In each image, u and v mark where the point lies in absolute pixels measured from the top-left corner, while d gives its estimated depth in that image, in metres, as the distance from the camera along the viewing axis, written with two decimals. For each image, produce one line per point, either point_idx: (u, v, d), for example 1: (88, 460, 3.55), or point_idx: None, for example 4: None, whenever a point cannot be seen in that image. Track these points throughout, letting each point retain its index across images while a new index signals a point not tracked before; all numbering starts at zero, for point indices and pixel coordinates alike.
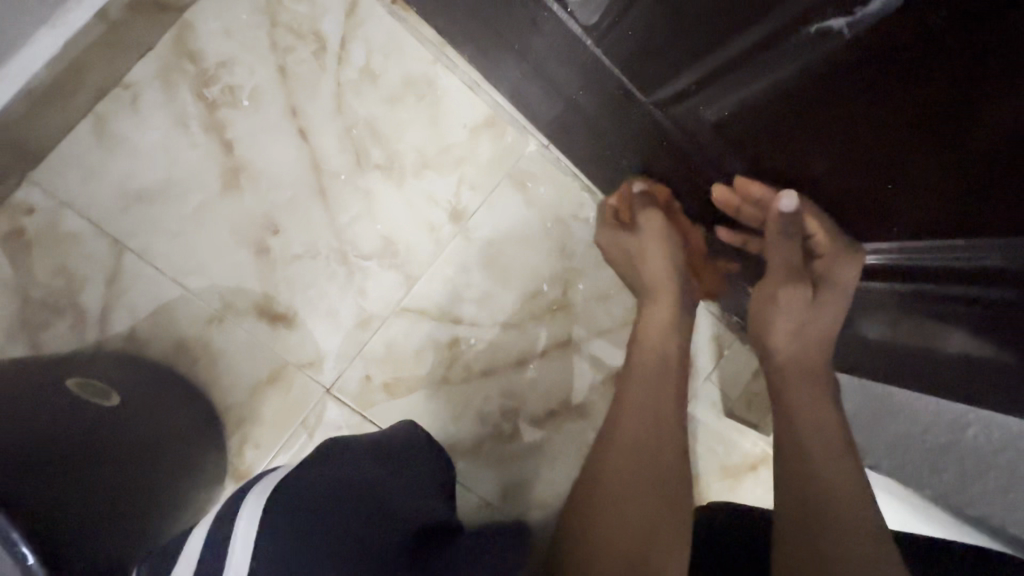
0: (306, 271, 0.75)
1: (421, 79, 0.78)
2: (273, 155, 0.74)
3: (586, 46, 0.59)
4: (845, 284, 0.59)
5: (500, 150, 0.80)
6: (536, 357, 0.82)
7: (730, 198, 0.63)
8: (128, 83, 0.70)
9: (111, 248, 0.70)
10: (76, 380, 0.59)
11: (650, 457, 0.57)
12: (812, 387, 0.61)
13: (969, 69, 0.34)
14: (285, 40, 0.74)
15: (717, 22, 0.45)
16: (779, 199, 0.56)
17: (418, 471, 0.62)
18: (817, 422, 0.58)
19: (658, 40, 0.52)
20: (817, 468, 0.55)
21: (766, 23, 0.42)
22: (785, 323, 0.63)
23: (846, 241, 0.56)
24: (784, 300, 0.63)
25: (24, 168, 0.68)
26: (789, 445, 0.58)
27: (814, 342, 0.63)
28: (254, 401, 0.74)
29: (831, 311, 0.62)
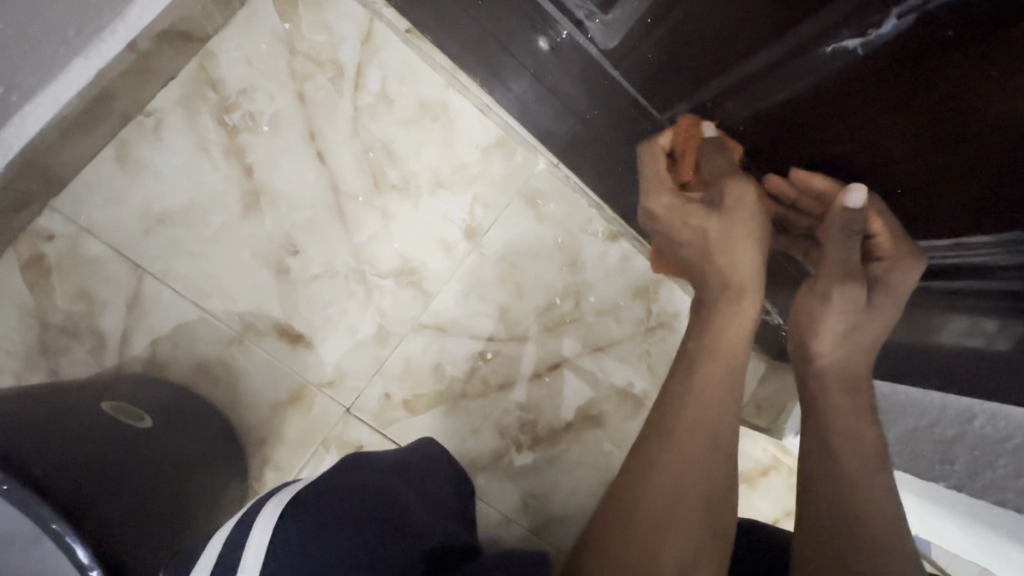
0: (325, 291, 0.76)
1: (435, 103, 0.79)
2: (292, 178, 0.76)
3: (604, 69, 0.63)
4: (901, 290, 0.55)
5: (511, 170, 0.81)
6: (552, 370, 0.83)
7: (785, 189, 0.58)
8: (151, 110, 0.72)
9: (132, 273, 0.72)
10: (111, 403, 0.61)
11: (704, 474, 0.50)
12: (852, 401, 0.57)
13: (969, 85, 0.38)
14: (304, 67, 0.76)
15: (735, 47, 0.49)
16: (847, 192, 0.51)
17: (436, 486, 0.62)
18: (857, 440, 0.55)
19: (677, 66, 0.56)
20: (853, 485, 0.53)
21: (781, 45, 0.46)
22: (835, 327, 0.57)
23: (909, 246, 0.54)
24: (838, 302, 0.56)
25: (47, 196, 0.69)
26: (823, 460, 0.55)
27: (858, 350, 0.57)
28: (275, 418, 0.75)
29: (885, 318, 0.57)
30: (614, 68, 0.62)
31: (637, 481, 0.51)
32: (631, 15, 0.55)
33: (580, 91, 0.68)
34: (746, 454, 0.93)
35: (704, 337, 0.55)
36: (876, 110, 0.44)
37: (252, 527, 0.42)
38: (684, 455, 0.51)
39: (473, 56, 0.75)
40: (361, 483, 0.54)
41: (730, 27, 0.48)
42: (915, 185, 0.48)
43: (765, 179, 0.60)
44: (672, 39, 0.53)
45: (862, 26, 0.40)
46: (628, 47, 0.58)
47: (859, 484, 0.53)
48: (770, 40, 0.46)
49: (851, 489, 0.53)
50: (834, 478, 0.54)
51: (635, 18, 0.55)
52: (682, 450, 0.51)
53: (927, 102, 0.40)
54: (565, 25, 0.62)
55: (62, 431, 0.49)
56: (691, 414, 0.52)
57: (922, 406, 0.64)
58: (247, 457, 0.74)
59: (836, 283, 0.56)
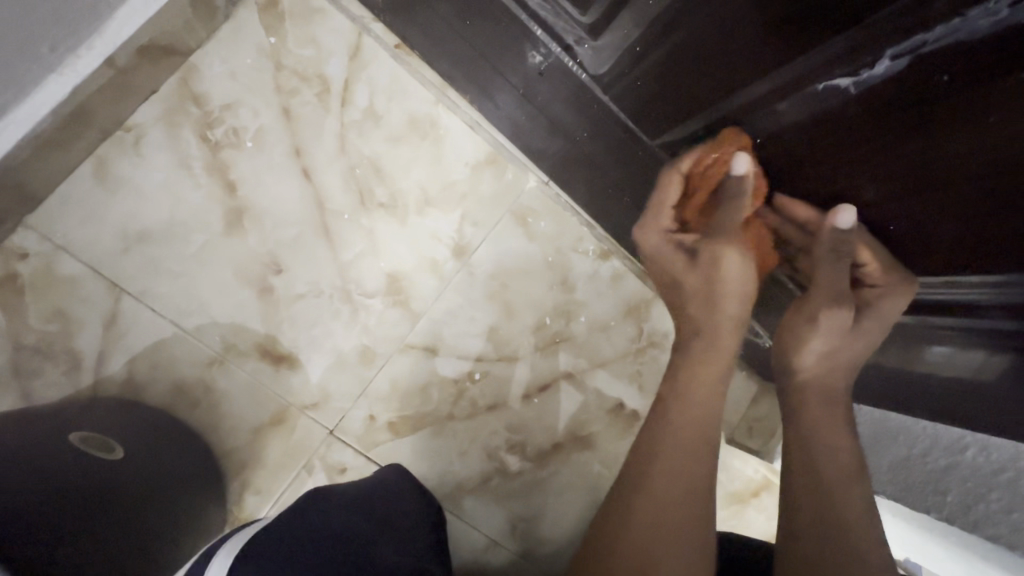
0: (310, 311, 0.75)
1: (424, 119, 0.77)
2: (276, 195, 0.74)
3: (594, 94, 0.63)
4: (887, 315, 0.55)
5: (501, 188, 0.80)
6: (541, 391, 0.81)
7: (772, 219, 0.58)
8: (131, 125, 0.70)
9: (109, 292, 0.70)
10: (80, 434, 0.59)
11: (692, 482, 0.54)
12: (833, 416, 0.58)
13: (963, 131, 0.36)
14: (289, 82, 0.74)
15: (727, 79, 0.48)
16: (835, 214, 0.50)
17: (402, 520, 0.61)
18: (832, 453, 0.56)
19: (668, 95, 0.55)
20: (829, 489, 0.55)
21: (773, 79, 0.45)
22: (819, 346, 0.58)
23: (902, 276, 0.51)
24: (824, 323, 0.58)
25: (22, 213, 0.67)
26: (804, 479, 0.56)
27: (842, 368, 0.59)
28: (256, 442, 0.73)
29: (871, 338, 0.57)
30: (604, 94, 0.62)
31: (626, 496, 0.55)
32: (620, 42, 0.54)
33: (570, 112, 0.67)
34: (737, 474, 0.92)
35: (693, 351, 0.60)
36: (868, 150, 0.43)
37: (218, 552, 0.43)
38: (672, 466, 0.55)
39: (463, 73, 0.74)
40: (327, 515, 0.54)
41: (722, 59, 0.47)
42: (911, 224, 0.46)
43: None
44: (664, 69, 0.53)
45: (855, 64, 0.39)
46: (616, 74, 0.58)
47: (835, 495, 0.54)
48: (763, 74, 0.45)
49: (829, 500, 0.54)
50: (813, 494, 0.55)
51: (624, 45, 0.54)
52: (670, 462, 0.55)
53: (920, 145, 0.39)
54: (556, 53, 0.61)
55: (27, 467, 0.48)
56: (679, 429, 0.57)
57: (912, 433, 0.63)
58: (227, 480, 0.72)
59: (823, 306, 0.57)
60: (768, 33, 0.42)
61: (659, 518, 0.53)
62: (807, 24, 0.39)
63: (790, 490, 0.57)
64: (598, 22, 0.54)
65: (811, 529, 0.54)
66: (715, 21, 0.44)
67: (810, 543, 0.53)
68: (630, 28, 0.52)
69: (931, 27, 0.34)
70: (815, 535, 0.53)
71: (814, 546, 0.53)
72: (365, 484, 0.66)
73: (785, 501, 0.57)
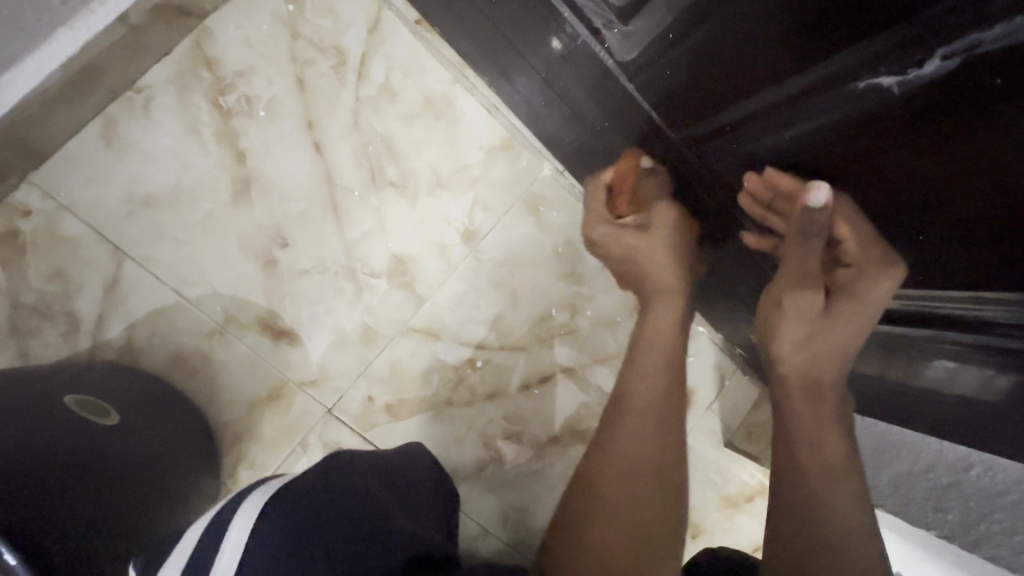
0: (315, 287, 0.74)
1: (441, 99, 0.76)
2: (286, 167, 0.72)
3: (619, 81, 0.61)
4: (866, 299, 0.55)
5: (514, 174, 0.79)
6: (543, 381, 0.80)
7: (764, 192, 0.58)
8: (141, 86, 0.69)
9: (112, 256, 0.69)
10: (75, 398, 0.60)
11: (648, 450, 0.63)
12: (815, 407, 0.62)
13: (1001, 145, 0.34)
14: (305, 52, 0.72)
15: (763, 71, 0.47)
16: (809, 190, 0.51)
17: (420, 500, 0.62)
18: (818, 448, 0.60)
19: (699, 86, 0.53)
20: (814, 485, 0.59)
21: (813, 74, 0.43)
22: (795, 329, 0.62)
23: (880, 249, 0.50)
24: (792, 305, 0.61)
25: (26, 168, 0.66)
26: (788, 463, 0.61)
27: (824, 352, 0.61)
28: (253, 415, 0.73)
29: (851, 326, 0.58)
30: (629, 82, 0.60)
31: (596, 464, 0.64)
32: (652, 27, 0.51)
33: (591, 100, 0.66)
34: (732, 477, 0.92)
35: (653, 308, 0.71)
36: (905, 154, 0.41)
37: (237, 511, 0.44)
38: (621, 466, 0.63)
39: (484, 56, 0.72)
40: (354, 486, 0.55)
41: (760, 51, 0.45)
42: (928, 240, 0.45)
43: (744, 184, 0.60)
44: (697, 58, 0.51)
45: (902, 64, 0.37)
46: (645, 61, 0.56)
47: (817, 487, 0.59)
48: (802, 67, 0.44)
49: (817, 493, 0.59)
50: (793, 473, 0.61)
51: (657, 31, 0.52)
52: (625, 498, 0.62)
53: (957, 155, 0.38)
54: (584, 35, 0.58)
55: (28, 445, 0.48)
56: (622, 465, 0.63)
57: (915, 448, 0.63)
58: (223, 452, 0.72)
59: (790, 288, 0.61)
60: (813, 23, 0.40)
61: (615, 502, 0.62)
62: (857, 15, 0.37)
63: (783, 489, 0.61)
64: (631, 6, 0.51)
65: (789, 511, 0.60)
66: (755, 8, 0.42)
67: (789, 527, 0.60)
68: (665, 14, 0.49)
69: (988, 27, 0.32)
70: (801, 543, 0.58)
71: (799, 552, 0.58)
72: (371, 457, 0.66)
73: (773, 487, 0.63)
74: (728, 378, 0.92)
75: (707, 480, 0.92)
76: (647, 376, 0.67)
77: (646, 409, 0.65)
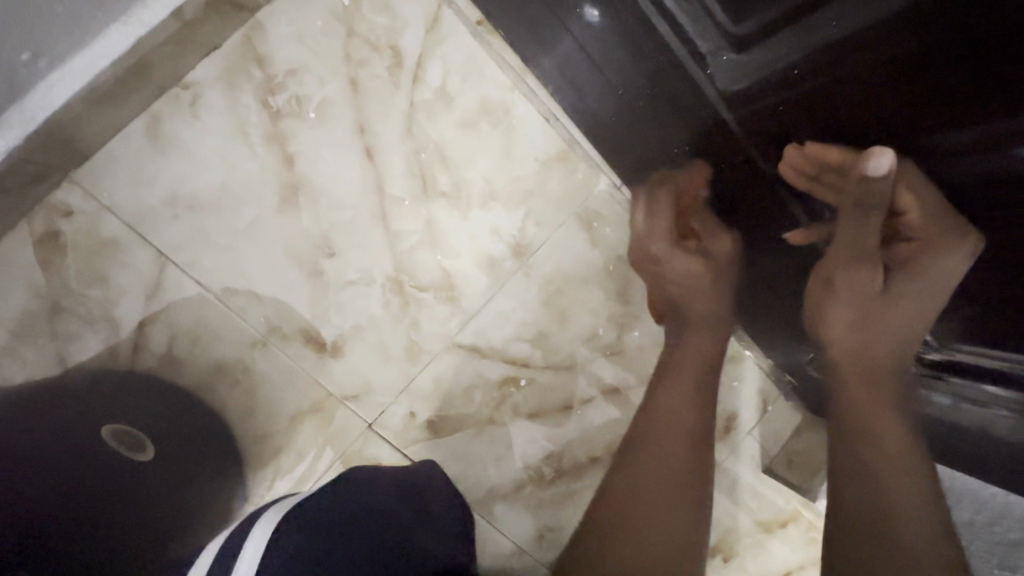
0: (359, 299, 0.71)
1: (498, 106, 0.72)
2: (335, 172, 0.69)
3: (715, 111, 0.54)
4: (928, 272, 0.47)
5: (570, 188, 0.75)
6: (585, 403, 0.78)
7: (807, 164, 0.50)
8: (188, 83, 0.65)
9: (155, 261, 0.66)
10: (111, 428, 0.59)
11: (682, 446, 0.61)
12: (873, 394, 0.53)
13: None
14: (359, 52, 0.68)
15: (900, 120, 0.41)
16: (868, 158, 0.44)
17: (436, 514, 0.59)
18: (877, 440, 0.52)
19: (810, 127, 0.47)
20: (877, 482, 0.50)
21: (965, 133, 0.37)
22: (842, 313, 0.54)
23: (950, 223, 0.43)
24: (843, 285, 0.53)
25: (68, 167, 0.63)
26: (848, 462, 0.53)
27: (877, 337, 0.54)
28: (293, 427, 0.71)
29: (908, 310, 0.51)
30: (724, 111, 0.53)
31: (627, 473, 0.61)
32: (772, 60, 0.46)
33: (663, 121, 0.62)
34: (769, 504, 0.90)
35: (690, 335, 0.67)
36: None
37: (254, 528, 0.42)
38: (649, 472, 0.60)
39: (549, 65, 0.67)
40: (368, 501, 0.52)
41: (899, 100, 0.39)
42: None
43: (784, 154, 0.51)
44: (807, 102, 0.46)
45: None
46: (748, 95, 0.50)
47: (881, 480, 0.50)
48: (936, 129, 0.39)
49: (877, 490, 0.50)
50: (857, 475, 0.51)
51: (778, 62, 0.45)
52: (649, 475, 0.60)
53: None
54: (678, 56, 0.52)
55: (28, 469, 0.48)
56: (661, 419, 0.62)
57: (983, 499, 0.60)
58: (261, 463, 0.70)
59: (839, 267, 0.52)
60: (949, 88, 0.36)
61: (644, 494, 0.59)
62: (1004, 90, 0.33)
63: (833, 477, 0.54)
64: (756, 34, 0.46)
65: (853, 514, 0.50)
66: (884, 65, 0.38)
67: (851, 517, 0.50)
68: (790, 48, 0.44)
69: None
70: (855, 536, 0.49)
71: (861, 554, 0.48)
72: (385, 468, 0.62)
73: (835, 494, 0.53)
74: (770, 404, 0.90)
75: (743, 505, 0.90)
76: (684, 386, 0.64)
77: (678, 419, 0.62)
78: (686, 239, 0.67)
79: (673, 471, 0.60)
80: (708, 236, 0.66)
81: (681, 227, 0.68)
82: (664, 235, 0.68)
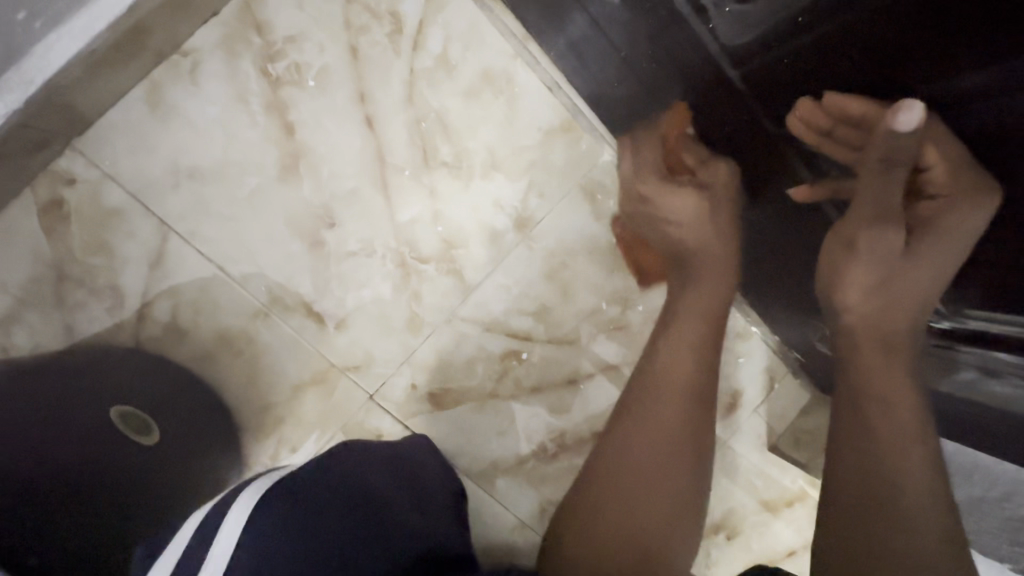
0: (360, 269, 0.71)
1: (501, 74, 0.71)
2: (336, 140, 0.68)
3: (721, 68, 0.53)
4: (949, 233, 0.45)
5: (573, 159, 0.73)
6: (588, 377, 0.77)
7: (822, 120, 0.49)
8: (188, 50, 0.65)
9: (157, 230, 0.66)
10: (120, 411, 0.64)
11: (682, 428, 0.59)
12: (890, 359, 0.50)
13: None
14: (359, 18, 0.67)
15: (913, 66, 0.40)
16: (898, 111, 0.42)
17: (425, 485, 0.60)
18: (889, 408, 0.49)
19: (822, 77, 0.46)
20: (884, 447, 0.47)
21: (977, 76, 0.36)
22: (863, 277, 0.51)
23: (971, 179, 0.41)
24: (867, 249, 0.49)
25: (70, 134, 0.63)
26: (851, 427, 0.50)
27: (898, 303, 0.50)
28: (295, 398, 0.71)
29: (930, 272, 0.48)
30: (731, 68, 0.52)
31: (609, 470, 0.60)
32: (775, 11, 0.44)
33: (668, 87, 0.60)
34: (774, 483, 0.89)
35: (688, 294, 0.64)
36: None
37: (225, 513, 0.44)
38: (646, 456, 0.59)
39: (553, 30, 0.66)
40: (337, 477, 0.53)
41: (907, 46, 0.38)
42: None
43: (796, 110, 0.50)
44: (817, 53, 0.44)
45: None
46: (756, 50, 0.49)
47: (887, 449, 0.47)
48: (948, 75, 0.38)
49: (883, 456, 0.47)
50: (860, 442, 0.49)
51: (782, 14, 0.44)
52: (644, 442, 0.59)
53: None
54: (683, 11, 0.51)
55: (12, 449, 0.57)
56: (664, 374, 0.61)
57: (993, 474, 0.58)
58: (264, 431, 0.71)
59: (864, 228, 0.48)
60: (957, 28, 0.35)
61: (629, 472, 0.59)
62: (1010, 28, 0.32)
63: (834, 434, 0.51)
64: None
65: (848, 477, 0.48)
66: (883, 11, 0.38)
67: (846, 490, 0.48)
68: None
69: None
70: (856, 497, 0.47)
71: (854, 515, 0.47)
72: (374, 448, 0.61)
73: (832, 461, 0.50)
74: (778, 382, 0.88)
75: (749, 484, 0.89)
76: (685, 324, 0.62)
77: (675, 385, 0.60)
78: (680, 174, 0.64)
79: (660, 433, 0.59)
80: (703, 167, 0.63)
81: (672, 161, 0.65)
82: (656, 169, 0.66)
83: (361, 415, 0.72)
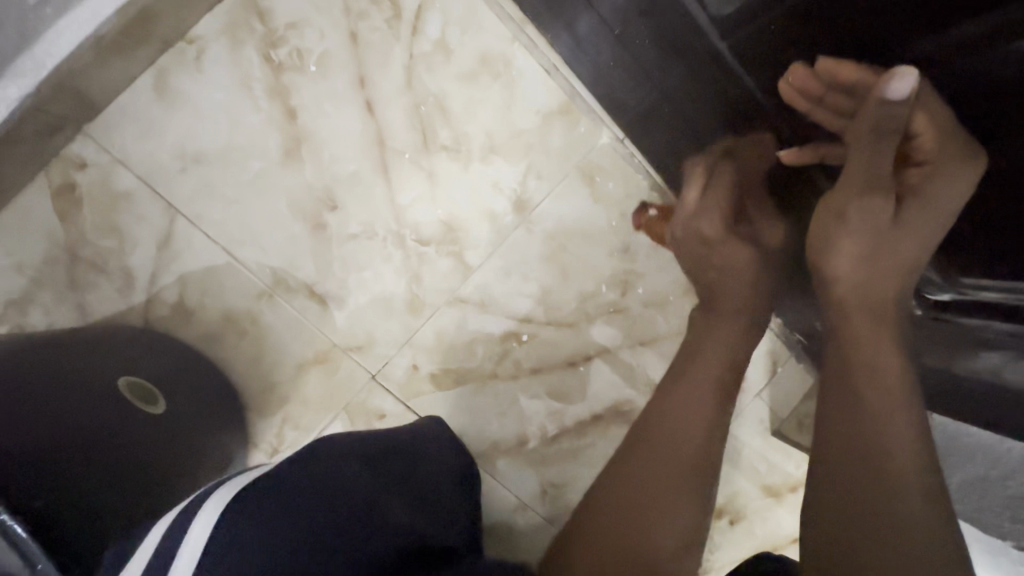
0: (362, 252, 0.72)
1: (499, 58, 0.71)
2: (337, 125, 0.70)
3: (710, 40, 0.53)
4: (938, 202, 0.46)
5: (571, 142, 0.74)
6: (587, 359, 0.78)
7: (812, 83, 0.48)
8: (192, 38, 0.67)
9: (164, 213, 0.68)
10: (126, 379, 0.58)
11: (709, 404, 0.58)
12: (877, 326, 0.49)
13: None
14: (358, 4, 0.69)
15: (901, 23, 0.40)
16: (891, 80, 0.41)
17: (423, 473, 0.59)
18: (878, 370, 0.48)
19: (810, 44, 0.47)
20: (876, 418, 0.46)
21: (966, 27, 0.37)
22: (852, 246, 0.50)
23: (961, 146, 0.42)
24: (855, 219, 0.49)
25: (81, 119, 0.65)
26: (840, 395, 0.48)
27: (886, 273, 0.49)
28: (299, 376, 0.73)
29: (917, 242, 0.48)
30: (719, 40, 0.53)
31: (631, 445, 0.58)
32: None
33: (661, 65, 0.60)
34: (777, 468, 0.89)
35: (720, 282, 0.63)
36: None
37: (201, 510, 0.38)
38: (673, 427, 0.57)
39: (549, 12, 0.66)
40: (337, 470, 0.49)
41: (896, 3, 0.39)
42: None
43: (789, 74, 0.49)
44: (804, 17, 0.45)
45: None
46: (743, 18, 0.49)
47: (877, 414, 0.46)
48: (936, 30, 0.39)
49: (872, 422, 0.46)
50: (846, 407, 0.48)
51: None
52: (669, 423, 0.57)
53: None
54: None
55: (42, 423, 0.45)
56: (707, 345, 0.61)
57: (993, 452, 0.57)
58: (269, 410, 0.73)
59: (852, 199, 0.48)
60: None
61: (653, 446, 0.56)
62: None
63: (825, 406, 0.49)
64: None
65: (840, 443, 0.47)
66: None
67: (837, 456, 0.47)
68: None
69: None
70: (850, 468, 0.46)
71: (850, 487, 0.45)
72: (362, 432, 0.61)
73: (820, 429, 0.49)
74: (780, 366, 0.88)
75: (751, 469, 0.89)
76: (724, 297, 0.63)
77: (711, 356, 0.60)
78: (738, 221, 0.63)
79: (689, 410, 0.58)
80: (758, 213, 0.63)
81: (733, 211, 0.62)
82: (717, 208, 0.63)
83: (363, 395, 0.74)
